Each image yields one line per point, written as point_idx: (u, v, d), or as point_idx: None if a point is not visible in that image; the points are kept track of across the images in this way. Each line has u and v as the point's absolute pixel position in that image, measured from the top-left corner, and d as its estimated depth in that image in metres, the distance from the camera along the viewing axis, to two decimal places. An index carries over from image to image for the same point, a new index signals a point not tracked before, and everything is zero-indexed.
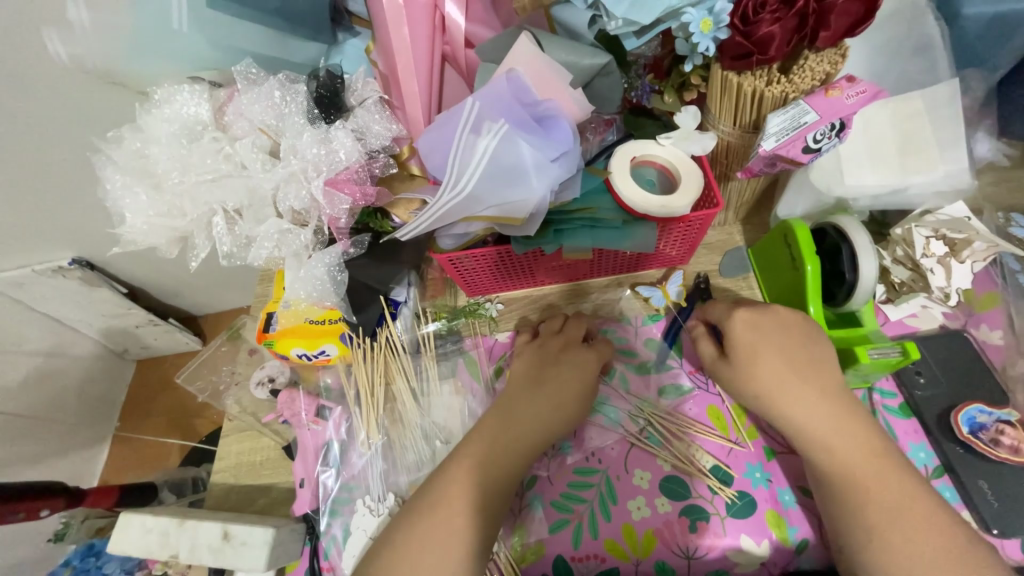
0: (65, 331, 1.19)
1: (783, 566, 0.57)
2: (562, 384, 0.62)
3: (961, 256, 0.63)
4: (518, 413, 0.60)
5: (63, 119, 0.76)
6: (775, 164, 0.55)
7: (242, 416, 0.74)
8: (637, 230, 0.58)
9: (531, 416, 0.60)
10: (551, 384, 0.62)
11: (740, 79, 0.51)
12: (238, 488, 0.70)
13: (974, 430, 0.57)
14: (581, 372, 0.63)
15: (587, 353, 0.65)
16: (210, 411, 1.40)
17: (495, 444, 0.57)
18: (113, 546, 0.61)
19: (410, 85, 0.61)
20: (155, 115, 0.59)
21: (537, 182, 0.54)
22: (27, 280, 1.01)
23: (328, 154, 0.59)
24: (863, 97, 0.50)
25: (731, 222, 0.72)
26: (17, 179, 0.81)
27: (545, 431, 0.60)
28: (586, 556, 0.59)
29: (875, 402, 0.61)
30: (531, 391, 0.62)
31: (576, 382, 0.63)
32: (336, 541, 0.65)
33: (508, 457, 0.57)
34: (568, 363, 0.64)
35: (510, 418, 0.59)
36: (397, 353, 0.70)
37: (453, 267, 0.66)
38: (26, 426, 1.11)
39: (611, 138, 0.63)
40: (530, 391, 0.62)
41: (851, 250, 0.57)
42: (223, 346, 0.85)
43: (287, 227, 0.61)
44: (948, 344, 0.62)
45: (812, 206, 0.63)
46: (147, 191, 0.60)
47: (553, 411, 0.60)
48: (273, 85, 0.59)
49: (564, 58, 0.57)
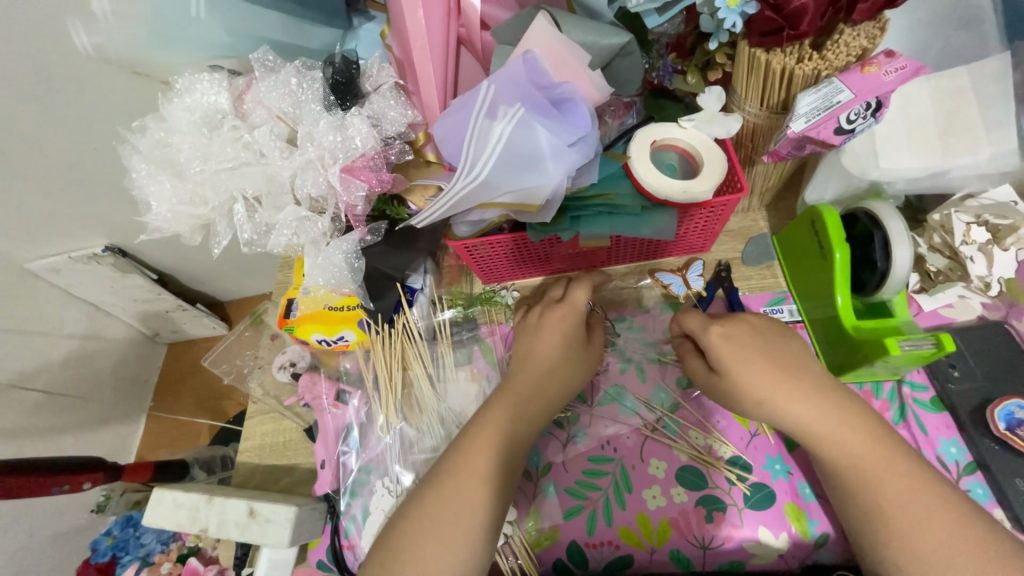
0: (99, 315, 1.25)
1: (802, 558, 0.57)
2: (560, 357, 0.59)
3: (1005, 243, 0.59)
4: (526, 400, 0.57)
5: (93, 110, 0.79)
6: (804, 146, 0.52)
7: (266, 399, 0.76)
8: (657, 217, 0.57)
9: (536, 398, 0.57)
10: (553, 360, 0.59)
11: (769, 57, 0.48)
12: (263, 467, 0.73)
13: (1012, 427, 0.54)
14: (573, 337, 0.60)
15: (566, 310, 0.61)
16: (236, 394, 1.47)
17: (501, 429, 0.54)
18: (146, 519, 0.64)
19: (424, 71, 0.60)
20: (176, 104, 0.60)
21: (553, 166, 0.53)
22: (63, 266, 1.06)
23: (344, 141, 0.59)
24: (902, 74, 0.47)
25: (756, 208, 0.70)
26: (49, 168, 0.85)
27: (547, 410, 0.59)
28: (600, 543, 0.59)
29: (904, 395, 0.58)
30: (531, 370, 0.58)
31: (575, 354, 0.61)
32: (355, 521, 0.67)
33: (519, 432, 0.56)
34: (562, 332, 0.60)
35: (519, 393, 0.57)
36: (414, 339, 0.71)
37: (468, 254, 0.65)
38: (66, 404, 1.17)
39: (631, 121, 0.61)
40: (535, 371, 0.58)
41: (885, 237, 0.54)
42: (247, 330, 0.87)
43: (305, 215, 0.61)
44: (987, 335, 0.59)
45: (843, 189, 0.60)
46: (171, 179, 0.61)
47: (556, 389, 0.59)
48: (290, 72, 0.59)
49: (582, 37, 0.55)
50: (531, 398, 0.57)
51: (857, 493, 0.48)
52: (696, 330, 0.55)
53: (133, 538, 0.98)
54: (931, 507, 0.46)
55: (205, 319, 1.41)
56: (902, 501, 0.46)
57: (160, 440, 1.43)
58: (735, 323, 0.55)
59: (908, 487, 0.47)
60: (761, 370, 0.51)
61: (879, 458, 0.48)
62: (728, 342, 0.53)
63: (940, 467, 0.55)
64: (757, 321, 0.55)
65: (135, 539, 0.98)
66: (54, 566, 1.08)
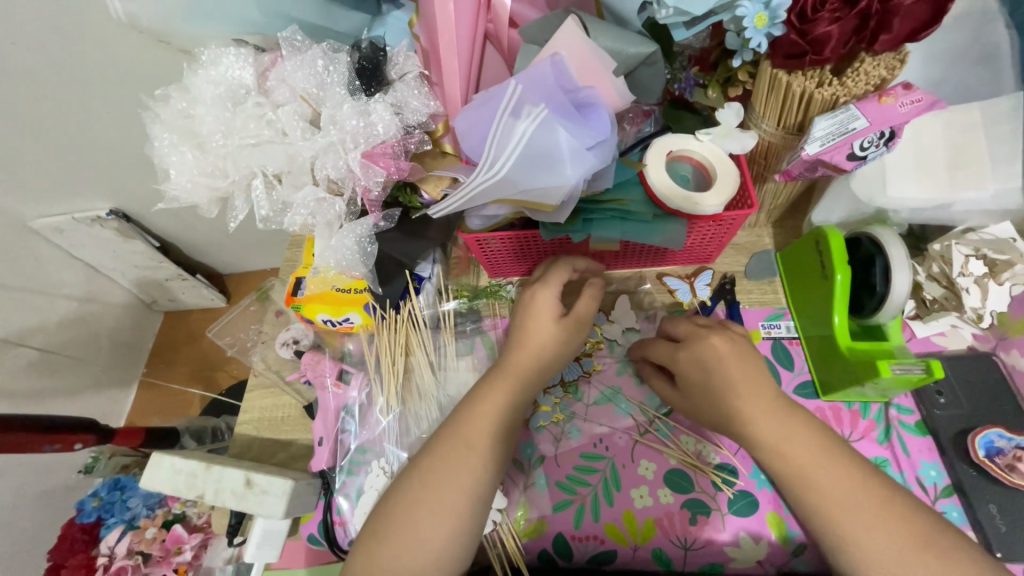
0: (100, 279, 1.26)
1: (779, 565, 0.59)
2: (542, 336, 0.59)
3: (1000, 277, 0.61)
4: (519, 383, 0.57)
5: (114, 72, 0.80)
6: (817, 168, 0.53)
7: (267, 373, 0.77)
8: (668, 226, 0.58)
9: (529, 380, 0.58)
10: (531, 339, 0.58)
11: (790, 78, 0.50)
12: (260, 440, 0.74)
13: (991, 454, 0.56)
14: (545, 313, 0.59)
15: (535, 289, 0.61)
16: (231, 366, 1.48)
17: (493, 410, 0.55)
18: (144, 483, 0.65)
19: (451, 64, 0.61)
20: (201, 76, 0.61)
21: (572, 170, 0.53)
22: (67, 227, 1.07)
23: (366, 127, 0.60)
24: (918, 106, 0.49)
25: (762, 224, 0.72)
26: (65, 127, 0.86)
27: (534, 393, 0.59)
28: (586, 537, 0.61)
29: (890, 417, 0.60)
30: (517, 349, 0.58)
31: (561, 332, 0.59)
32: (348, 498, 0.68)
33: (511, 413, 0.56)
34: (532, 309, 0.60)
35: (511, 375, 0.57)
36: (418, 326, 0.72)
37: (479, 247, 0.67)
38: (60, 363, 1.18)
39: (648, 130, 0.63)
40: (524, 353, 0.58)
41: (886, 264, 0.56)
42: (252, 305, 0.89)
43: (323, 196, 0.62)
44: (975, 365, 0.61)
45: (849, 214, 0.62)
46: (192, 150, 0.61)
47: (544, 371, 0.59)
48: (317, 54, 0.60)
49: (612, 44, 0.56)
50: (525, 380, 0.57)
51: None
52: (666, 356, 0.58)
53: (121, 501, 0.99)
54: None
55: (205, 290, 1.41)
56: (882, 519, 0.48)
57: (152, 407, 1.44)
58: (698, 347, 0.55)
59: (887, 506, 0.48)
60: (759, 383, 0.52)
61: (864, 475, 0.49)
62: (694, 368, 0.55)
63: (918, 488, 0.57)
64: (720, 345, 0.54)
65: (122, 501, 0.99)
66: (39, 523, 1.09)
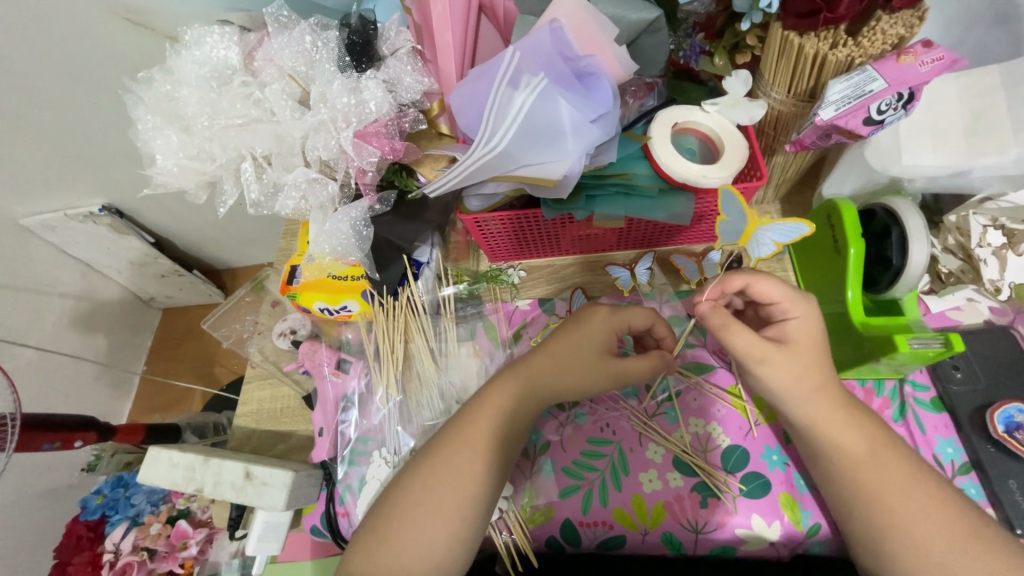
0: (94, 276, 1.23)
1: (793, 547, 0.57)
2: (574, 349, 0.54)
3: (1019, 248, 0.60)
4: (533, 385, 0.54)
5: (92, 60, 0.76)
6: (830, 135, 0.51)
7: (264, 364, 0.76)
8: (675, 201, 0.55)
9: (551, 392, 0.55)
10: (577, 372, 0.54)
11: (802, 41, 0.47)
12: (258, 432, 0.72)
13: (1010, 430, 0.55)
14: (595, 341, 0.55)
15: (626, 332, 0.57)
16: (230, 361, 1.46)
17: (507, 411, 0.53)
18: (142, 477, 0.64)
19: (444, 37, 0.58)
20: (184, 56, 0.58)
21: (573, 144, 0.52)
22: (59, 223, 1.05)
23: (357, 105, 0.57)
24: (938, 65, 0.46)
25: (771, 199, 0.69)
26: (49, 117, 0.83)
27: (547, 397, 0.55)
28: (594, 523, 0.60)
29: (905, 394, 0.59)
30: (555, 373, 0.54)
31: (588, 352, 0.55)
32: (350, 489, 0.67)
33: (523, 419, 0.54)
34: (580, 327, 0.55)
35: (534, 382, 0.54)
36: (417, 312, 0.70)
37: (477, 229, 0.64)
38: (58, 362, 1.16)
39: (651, 103, 0.60)
40: (548, 355, 0.55)
41: (902, 234, 0.55)
42: (247, 295, 0.87)
43: (314, 177, 0.60)
44: (992, 339, 0.60)
45: (862, 184, 0.60)
46: (177, 134, 0.59)
47: (566, 385, 0.55)
48: (304, 29, 0.57)
49: (611, 10, 0.54)
50: (548, 391, 0.55)
51: (857, 490, 0.48)
52: (783, 300, 0.51)
53: (124, 498, 0.96)
54: (935, 507, 0.45)
55: (201, 285, 1.39)
56: (905, 497, 0.46)
57: (153, 404, 1.42)
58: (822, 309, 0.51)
59: (910, 486, 0.46)
60: (787, 364, 0.49)
61: (883, 451, 0.48)
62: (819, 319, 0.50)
63: (935, 465, 0.56)
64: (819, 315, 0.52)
65: (125, 499, 0.97)
66: (47, 521, 1.09)
